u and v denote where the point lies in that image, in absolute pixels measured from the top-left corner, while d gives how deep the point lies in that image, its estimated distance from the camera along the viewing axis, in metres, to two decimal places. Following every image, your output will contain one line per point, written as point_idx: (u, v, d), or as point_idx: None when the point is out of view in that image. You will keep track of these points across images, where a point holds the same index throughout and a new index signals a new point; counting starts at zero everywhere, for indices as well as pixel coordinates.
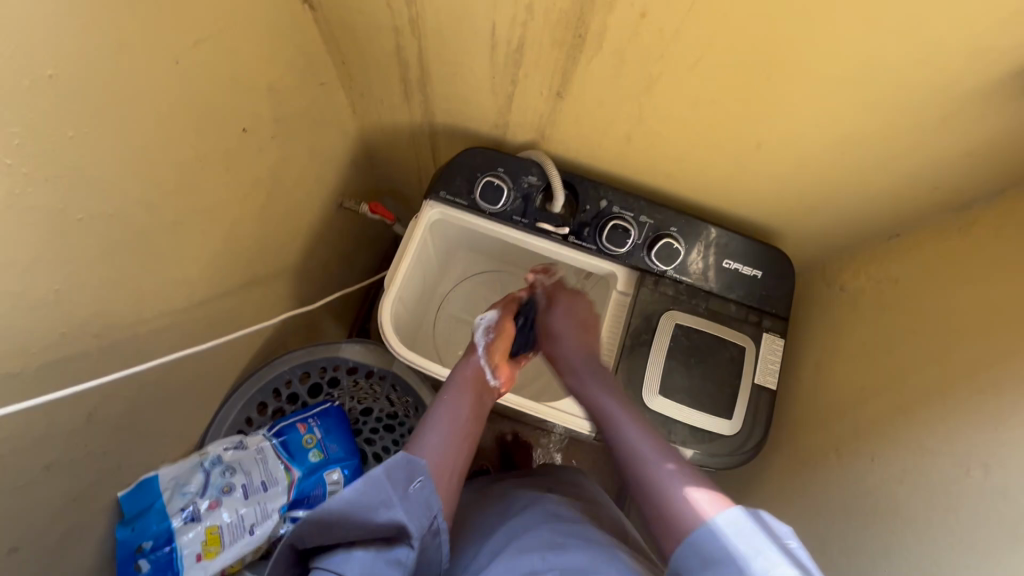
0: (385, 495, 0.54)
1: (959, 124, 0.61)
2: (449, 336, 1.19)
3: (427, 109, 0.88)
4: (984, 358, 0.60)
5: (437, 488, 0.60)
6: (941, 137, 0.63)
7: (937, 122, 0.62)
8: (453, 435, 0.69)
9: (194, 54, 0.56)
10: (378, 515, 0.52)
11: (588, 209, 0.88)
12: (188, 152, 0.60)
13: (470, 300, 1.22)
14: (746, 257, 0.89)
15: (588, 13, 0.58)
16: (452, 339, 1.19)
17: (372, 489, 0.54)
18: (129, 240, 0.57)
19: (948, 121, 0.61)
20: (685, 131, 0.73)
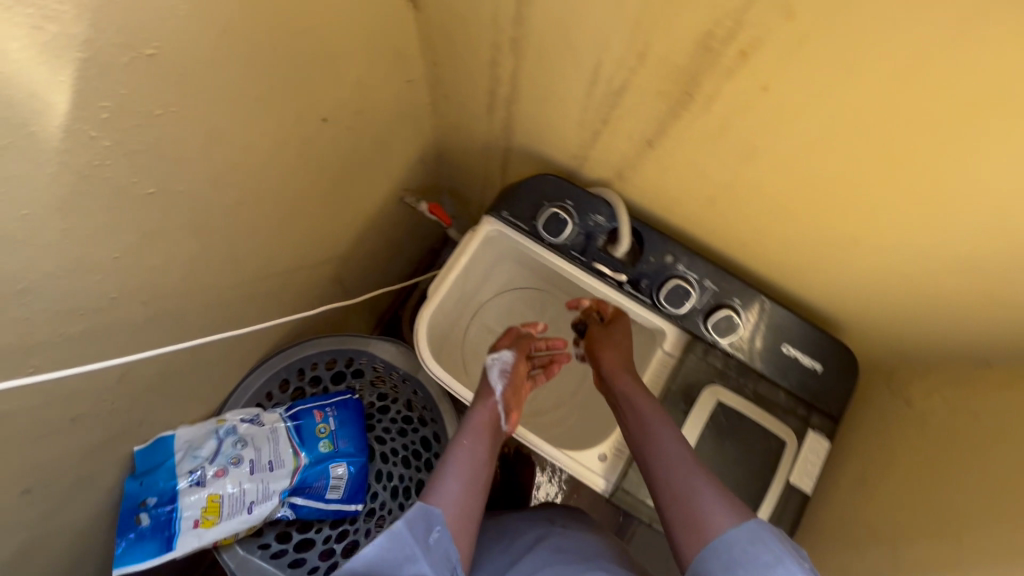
0: (409, 551, 0.56)
1: None
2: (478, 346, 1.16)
3: (508, 126, 0.85)
4: None
5: (458, 537, 0.62)
6: None
7: None
8: (469, 482, 0.67)
9: (291, 44, 0.55)
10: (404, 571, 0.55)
11: (651, 261, 0.84)
12: (266, 137, 0.59)
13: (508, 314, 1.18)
14: (808, 346, 0.82)
15: (703, 74, 0.54)
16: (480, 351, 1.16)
17: (395, 547, 0.56)
18: (193, 217, 0.56)
19: None
20: (775, 209, 0.68)
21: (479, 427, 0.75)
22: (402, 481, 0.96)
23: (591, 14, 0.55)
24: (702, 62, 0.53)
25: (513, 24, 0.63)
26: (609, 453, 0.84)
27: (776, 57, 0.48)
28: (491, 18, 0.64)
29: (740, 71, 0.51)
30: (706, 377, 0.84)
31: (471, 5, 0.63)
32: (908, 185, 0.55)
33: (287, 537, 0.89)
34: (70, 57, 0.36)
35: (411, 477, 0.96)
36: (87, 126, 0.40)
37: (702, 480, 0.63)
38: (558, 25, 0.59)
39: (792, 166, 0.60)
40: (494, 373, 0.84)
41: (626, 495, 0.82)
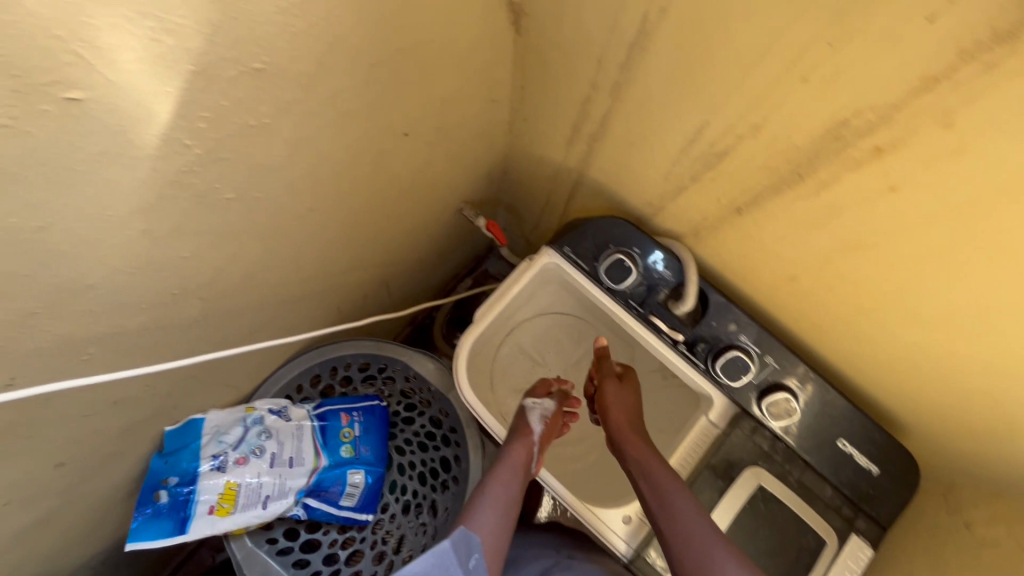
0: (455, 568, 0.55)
1: None
2: (506, 367, 1.02)
3: (585, 160, 0.82)
4: None
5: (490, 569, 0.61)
6: None
7: None
8: (500, 521, 0.69)
9: (391, 63, 0.53)
10: None
11: (712, 325, 0.80)
12: (345, 149, 0.58)
13: (545, 337, 1.03)
14: (867, 445, 0.76)
15: (822, 159, 0.50)
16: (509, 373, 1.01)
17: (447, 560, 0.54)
18: (262, 221, 0.55)
19: None
20: (864, 304, 0.63)
21: (513, 461, 0.77)
22: (415, 497, 0.94)
23: (711, 76, 0.51)
24: (826, 147, 0.48)
25: (619, 68, 0.59)
26: (633, 515, 0.81)
27: (916, 160, 0.43)
28: (596, 59, 0.60)
29: (869, 165, 0.46)
30: (751, 456, 0.80)
31: (579, 41, 0.60)
32: None
33: (295, 535, 0.88)
34: (181, 69, 0.34)
35: (424, 495, 0.94)
36: (183, 134, 0.39)
37: (722, 553, 0.64)
38: (669, 79, 0.55)
39: (897, 267, 0.55)
40: (534, 415, 0.85)
41: (644, 562, 0.79)
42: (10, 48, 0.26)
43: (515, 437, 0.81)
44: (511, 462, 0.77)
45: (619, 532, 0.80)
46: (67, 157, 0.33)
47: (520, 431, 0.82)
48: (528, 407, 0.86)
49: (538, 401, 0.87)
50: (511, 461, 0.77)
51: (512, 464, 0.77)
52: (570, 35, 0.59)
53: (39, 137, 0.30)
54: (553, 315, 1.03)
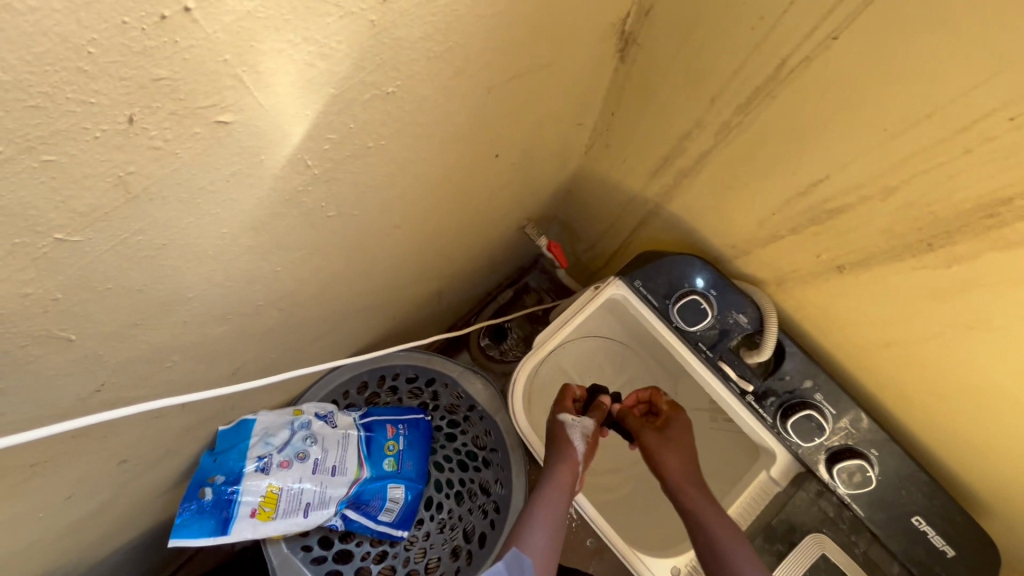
0: None
1: None
2: (545, 387, 0.95)
3: (666, 193, 0.79)
4: None
5: None
6: None
7: None
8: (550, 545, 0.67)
9: (503, 89, 0.51)
10: None
11: (785, 379, 0.76)
12: (441, 170, 0.56)
13: (586, 360, 0.97)
14: (944, 526, 0.71)
15: (962, 232, 0.46)
16: (547, 393, 0.95)
17: None
18: (350, 237, 0.53)
19: None
20: (970, 383, 0.59)
21: (559, 481, 0.74)
22: (450, 517, 0.92)
23: (848, 131, 0.47)
24: (973, 221, 0.45)
25: (735, 109, 0.56)
26: (682, 566, 0.78)
27: None
28: (709, 97, 0.57)
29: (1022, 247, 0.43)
30: (815, 522, 0.75)
31: (696, 76, 0.57)
32: None
33: (328, 544, 0.87)
34: (324, 92, 0.33)
35: (460, 516, 0.92)
36: (308, 154, 0.37)
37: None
38: (795, 128, 0.52)
39: (1022, 353, 0.51)
40: (575, 432, 0.79)
41: None
42: (180, 69, 0.24)
43: (558, 455, 0.77)
44: (555, 484, 0.73)
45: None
46: (202, 178, 0.31)
47: (562, 448, 0.78)
48: (568, 421, 0.80)
49: (577, 418, 0.81)
50: (555, 483, 0.73)
51: (557, 485, 0.73)
52: (687, 69, 0.56)
53: (183, 158, 0.29)
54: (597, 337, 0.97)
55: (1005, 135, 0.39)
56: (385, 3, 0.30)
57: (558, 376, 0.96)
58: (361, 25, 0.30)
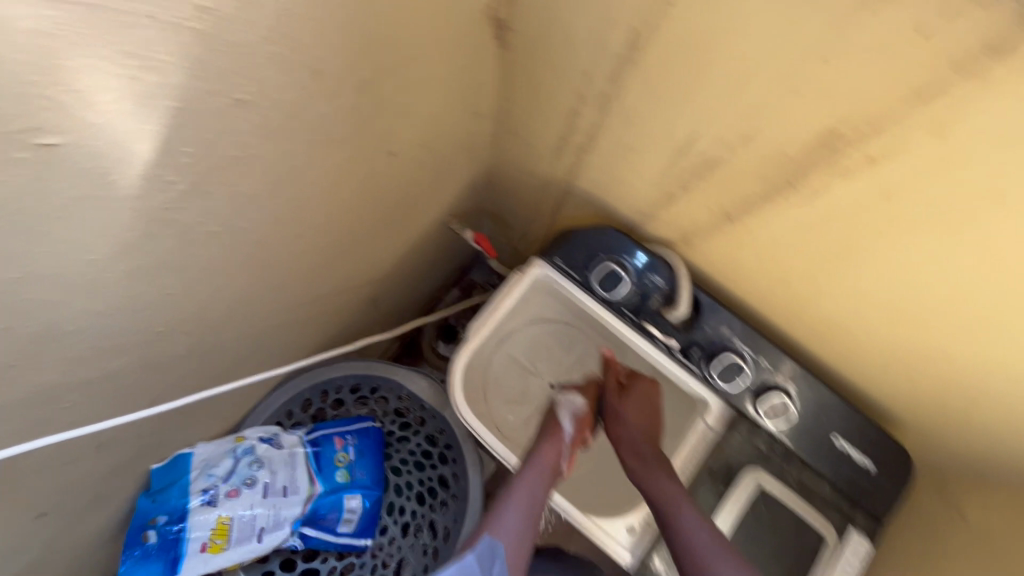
0: None
1: None
2: (503, 381, 0.91)
3: (573, 170, 0.82)
4: None
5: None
6: None
7: None
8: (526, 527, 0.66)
9: (375, 84, 0.51)
10: None
11: (706, 330, 0.80)
12: (332, 173, 0.56)
13: (543, 349, 0.91)
14: (861, 441, 0.77)
15: (820, 168, 0.49)
16: (505, 386, 0.91)
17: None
18: (247, 251, 0.53)
19: None
20: (856, 306, 0.64)
21: (542, 466, 0.73)
22: (414, 517, 0.92)
23: (701, 89, 0.51)
24: (821, 157, 0.49)
25: (609, 80, 0.59)
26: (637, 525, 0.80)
27: (913, 169, 0.44)
28: (585, 71, 0.60)
29: (864, 174, 0.47)
30: (747, 459, 0.83)
31: (567, 52, 0.59)
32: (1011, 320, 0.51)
33: (291, 566, 0.87)
34: (161, 104, 0.33)
35: (423, 515, 0.92)
36: (167, 170, 0.37)
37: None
38: (660, 90, 0.55)
39: (888, 271, 0.56)
40: (563, 412, 0.78)
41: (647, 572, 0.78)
42: None
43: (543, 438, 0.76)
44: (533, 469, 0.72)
45: (616, 540, 0.79)
46: (44, 203, 0.31)
47: (548, 430, 0.77)
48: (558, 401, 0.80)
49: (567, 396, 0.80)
50: (533, 466, 0.72)
51: (536, 470, 0.72)
52: (560, 47, 0.59)
53: (14, 184, 0.29)
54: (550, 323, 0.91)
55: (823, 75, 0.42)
56: (204, 11, 0.31)
57: (517, 371, 0.91)
58: (183, 34, 0.31)
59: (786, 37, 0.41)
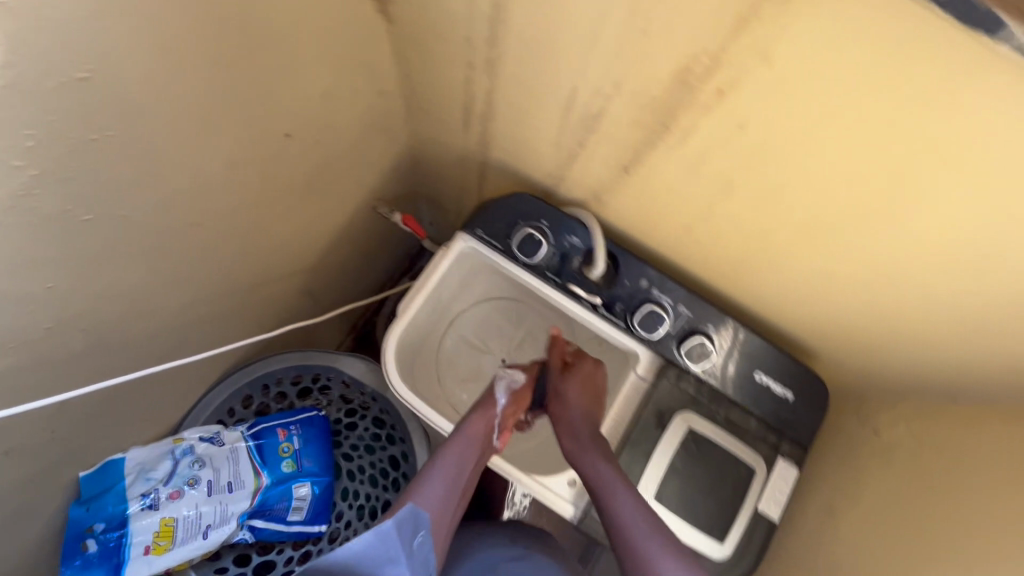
0: (393, 552, 0.55)
1: None
2: (452, 361, 1.05)
3: (483, 142, 0.83)
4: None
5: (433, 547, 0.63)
6: None
7: None
8: (450, 496, 0.70)
9: (245, 62, 0.52)
10: (384, 570, 0.54)
11: (626, 284, 0.83)
12: (219, 157, 0.57)
13: (484, 325, 1.09)
14: (779, 373, 0.82)
15: (680, 108, 0.52)
16: (454, 367, 1.05)
17: (381, 544, 0.54)
18: (135, 241, 0.54)
19: None
20: (749, 242, 0.67)
21: (473, 437, 0.77)
22: (368, 500, 0.93)
23: (565, 43, 0.53)
24: (677, 98, 0.51)
25: (486, 44, 0.61)
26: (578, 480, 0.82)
27: (753, 98, 0.46)
28: (465, 38, 0.62)
29: (715, 109, 0.50)
30: (677, 404, 0.84)
31: (443, 20, 0.61)
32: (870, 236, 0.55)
33: (246, 560, 0.87)
34: None
35: (377, 497, 0.93)
36: (10, 153, 0.38)
37: (649, 526, 0.67)
38: (530, 49, 0.57)
39: (765, 202, 0.59)
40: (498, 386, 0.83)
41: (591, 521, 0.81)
42: None
43: (475, 410, 0.80)
44: (461, 445, 0.75)
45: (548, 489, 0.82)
46: None
47: (480, 403, 0.81)
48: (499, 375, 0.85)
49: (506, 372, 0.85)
50: (461, 442, 0.75)
51: (464, 444, 0.75)
52: (436, 15, 0.61)
53: None
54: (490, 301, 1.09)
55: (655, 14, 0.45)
56: None
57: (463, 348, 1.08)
58: None
59: None
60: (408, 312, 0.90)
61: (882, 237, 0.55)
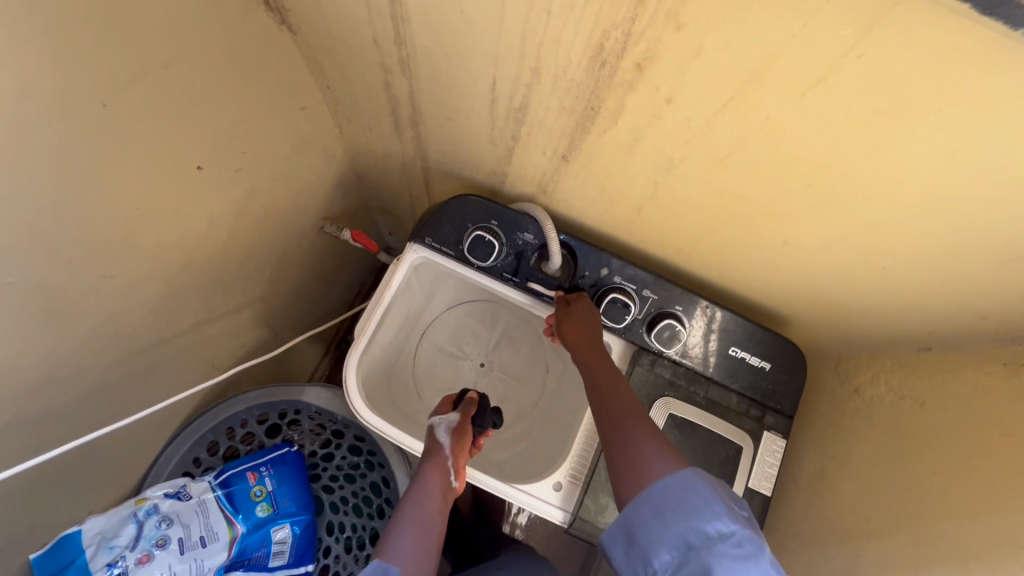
0: None
1: (1015, 275, 0.51)
2: (429, 370, 1.08)
3: (419, 146, 0.80)
4: (1001, 536, 0.52)
5: None
6: (998, 284, 0.53)
7: (990, 269, 0.52)
8: (418, 552, 0.65)
9: (127, 96, 0.48)
10: None
11: (587, 275, 0.80)
12: (119, 202, 0.53)
13: (457, 330, 1.10)
14: (754, 346, 0.80)
15: (603, 88, 0.49)
16: (433, 374, 1.08)
17: None
18: (34, 306, 0.49)
19: (1009, 273, 0.51)
20: (701, 218, 0.64)
21: (431, 485, 0.73)
22: (354, 530, 0.90)
23: (473, 32, 0.49)
24: (599, 76, 0.47)
25: (395, 43, 0.57)
26: (564, 480, 0.80)
27: (675, 69, 0.43)
28: (372, 39, 0.58)
29: (638, 85, 0.46)
30: (655, 390, 0.81)
31: (345, 21, 0.56)
32: (818, 199, 0.53)
33: None
34: None
35: (363, 526, 0.90)
36: None
37: (643, 432, 0.63)
38: (439, 43, 0.53)
39: (709, 177, 0.56)
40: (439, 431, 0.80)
41: (585, 523, 0.78)
42: None
43: (427, 457, 0.77)
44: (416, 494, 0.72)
45: (532, 496, 0.79)
46: None
47: (431, 451, 0.78)
48: (434, 423, 0.82)
49: (442, 415, 0.83)
50: (416, 494, 0.72)
51: (419, 494, 0.72)
52: (336, 17, 0.56)
53: None
54: (459, 305, 1.08)
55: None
56: None
57: (439, 356, 1.10)
58: None
59: None
60: (361, 341, 0.85)
61: (829, 199, 0.52)
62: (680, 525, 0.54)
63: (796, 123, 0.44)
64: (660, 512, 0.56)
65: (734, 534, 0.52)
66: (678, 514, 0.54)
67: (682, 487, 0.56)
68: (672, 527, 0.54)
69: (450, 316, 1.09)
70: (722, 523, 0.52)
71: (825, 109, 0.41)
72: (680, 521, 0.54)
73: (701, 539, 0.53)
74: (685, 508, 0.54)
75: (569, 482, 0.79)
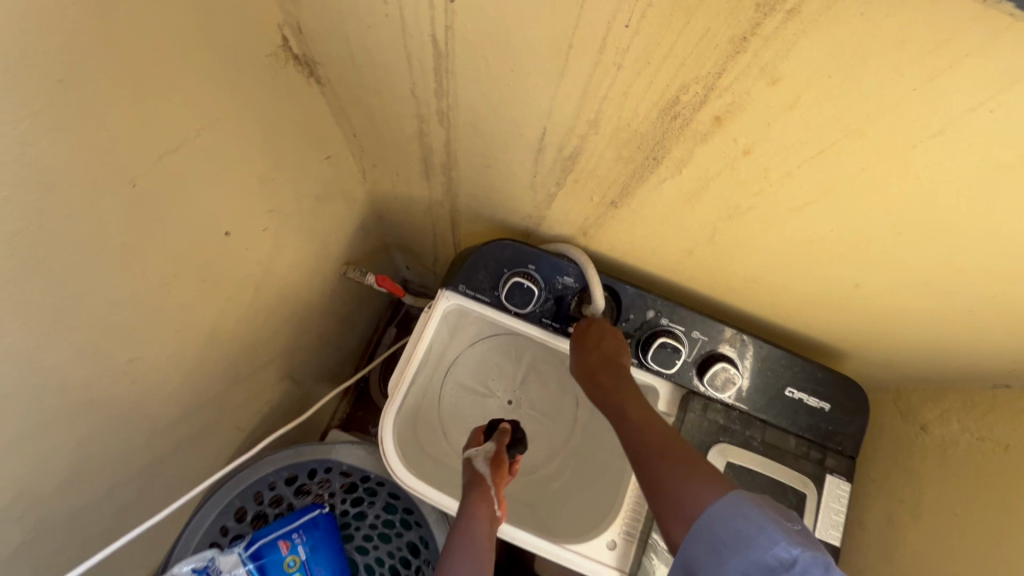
0: None
1: None
2: (456, 410, 1.02)
3: (449, 189, 0.76)
4: None
5: None
6: None
7: None
8: None
9: (157, 172, 0.44)
10: None
11: (631, 318, 0.76)
12: (148, 282, 0.49)
13: (483, 367, 1.04)
14: (811, 386, 0.75)
15: (669, 140, 0.45)
16: (461, 414, 1.02)
17: None
18: (61, 403, 0.46)
19: None
20: (760, 261, 0.60)
21: (479, 514, 0.69)
22: None
23: (525, 83, 0.46)
24: (667, 127, 0.44)
25: (435, 95, 0.53)
26: (618, 538, 0.77)
27: (758, 122, 0.39)
28: (410, 91, 0.54)
29: (714, 136, 0.43)
30: (708, 437, 0.76)
31: (381, 73, 0.53)
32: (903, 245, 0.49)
33: None
34: None
35: None
36: None
37: (670, 473, 0.55)
38: (484, 95, 0.50)
39: (777, 224, 0.52)
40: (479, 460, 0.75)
41: None
42: None
43: (469, 488, 0.73)
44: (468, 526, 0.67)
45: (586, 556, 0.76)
46: None
47: (472, 482, 0.73)
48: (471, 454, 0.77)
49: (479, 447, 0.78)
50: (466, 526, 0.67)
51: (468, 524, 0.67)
52: (371, 69, 0.53)
53: None
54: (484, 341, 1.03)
55: (627, 48, 0.37)
56: None
57: (465, 395, 1.04)
58: None
59: (566, 18, 0.37)
60: (395, 404, 0.80)
61: (913, 246, 0.48)
62: (737, 561, 0.46)
63: (891, 173, 0.40)
64: (715, 549, 0.48)
65: (797, 560, 0.44)
66: (733, 549, 0.47)
67: (729, 514, 0.49)
68: (728, 565, 0.47)
69: (476, 353, 1.04)
70: (781, 548, 0.45)
71: (929, 163, 0.38)
72: (735, 555, 0.47)
73: (762, 571, 0.45)
74: (738, 540, 0.47)
75: (624, 540, 0.76)
